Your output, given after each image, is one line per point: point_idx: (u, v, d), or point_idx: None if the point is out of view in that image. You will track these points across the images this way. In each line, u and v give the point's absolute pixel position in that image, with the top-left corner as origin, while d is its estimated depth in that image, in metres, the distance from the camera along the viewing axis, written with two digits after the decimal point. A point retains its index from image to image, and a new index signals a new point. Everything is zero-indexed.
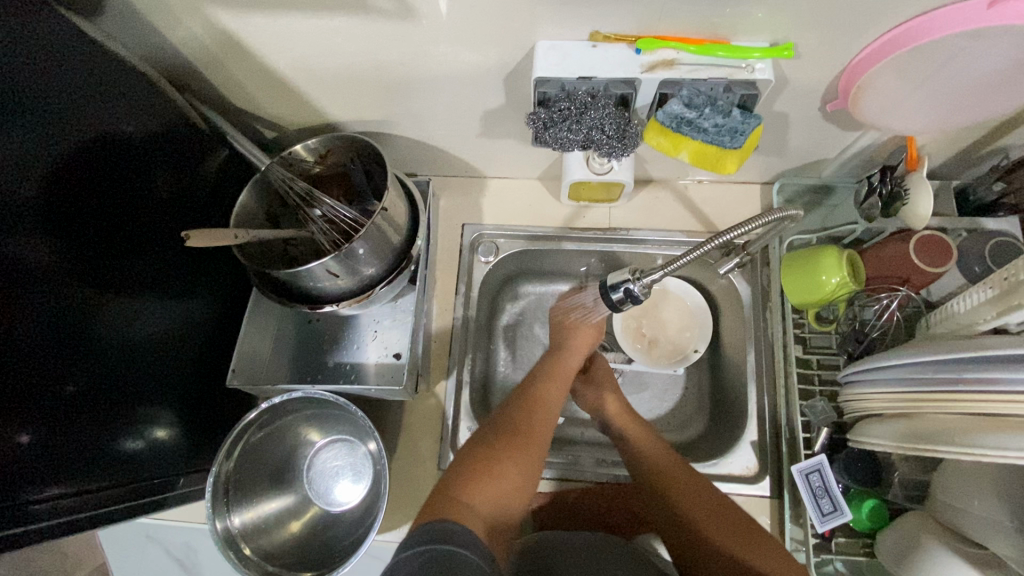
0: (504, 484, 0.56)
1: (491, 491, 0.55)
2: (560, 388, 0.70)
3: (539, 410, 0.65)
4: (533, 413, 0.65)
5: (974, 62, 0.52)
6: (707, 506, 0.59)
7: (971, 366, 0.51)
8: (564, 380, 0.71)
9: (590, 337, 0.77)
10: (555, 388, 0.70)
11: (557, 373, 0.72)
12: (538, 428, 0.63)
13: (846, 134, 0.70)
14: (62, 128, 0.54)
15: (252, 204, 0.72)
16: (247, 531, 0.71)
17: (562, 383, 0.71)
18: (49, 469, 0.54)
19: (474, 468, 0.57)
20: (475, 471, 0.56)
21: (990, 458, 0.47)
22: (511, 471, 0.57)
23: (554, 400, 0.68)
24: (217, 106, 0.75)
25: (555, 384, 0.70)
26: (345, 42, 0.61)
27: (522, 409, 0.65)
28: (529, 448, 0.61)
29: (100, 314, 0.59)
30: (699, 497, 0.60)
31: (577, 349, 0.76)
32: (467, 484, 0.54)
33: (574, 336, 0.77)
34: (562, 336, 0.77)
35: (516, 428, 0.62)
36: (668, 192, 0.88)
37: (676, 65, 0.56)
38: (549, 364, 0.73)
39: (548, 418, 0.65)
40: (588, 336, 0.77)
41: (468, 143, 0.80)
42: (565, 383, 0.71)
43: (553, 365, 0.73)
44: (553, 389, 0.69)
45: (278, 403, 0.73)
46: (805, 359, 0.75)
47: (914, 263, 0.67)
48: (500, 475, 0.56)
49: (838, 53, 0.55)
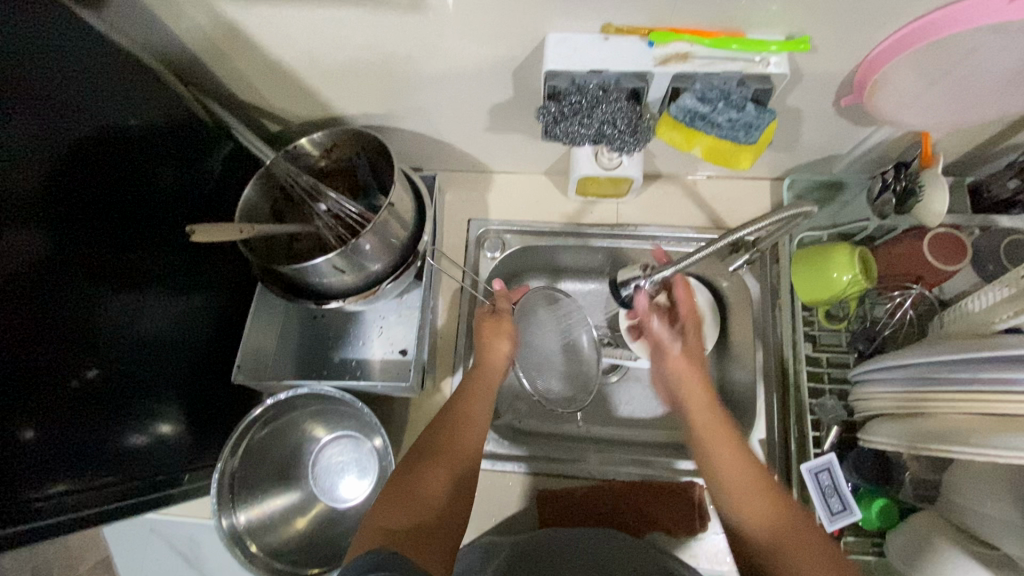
0: (429, 502, 0.54)
1: (417, 508, 0.53)
2: (481, 404, 0.66)
3: (462, 427, 0.63)
4: (450, 432, 0.62)
5: (994, 57, 0.51)
6: (778, 511, 0.53)
7: (986, 366, 0.51)
8: (485, 396, 0.67)
9: (511, 346, 0.72)
10: (476, 405, 0.66)
11: (474, 390, 0.67)
12: (456, 446, 0.61)
13: (859, 130, 0.69)
14: (65, 120, 0.53)
15: (258, 198, 0.71)
16: (253, 527, 0.71)
17: (483, 399, 0.67)
18: (52, 465, 0.54)
19: (400, 487, 0.55)
20: (404, 489, 0.55)
21: (1004, 459, 0.47)
22: (438, 488, 0.56)
23: (477, 416, 0.65)
24: (221, 99, 0.75)
25: (474, 400, 0.66)
26: (351, 34, 0.60)
27: (443, 429, 0.62)
28: (456, 462, 0.59)
29: (103, 310, 0.59)
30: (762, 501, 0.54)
31: (496, 354, 0.71)
32: (393, 505, 0.53)
33: (490, 347, 0.71)
34: (480, 349, 0.72)
35: (436, 449, 0.60)
36: (676, 187, 0.87)
37: (690, 59, 0.55)
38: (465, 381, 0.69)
39: (473, 435, 0.63)
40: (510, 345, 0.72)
41: (474, 137, 0.79)
42: (485, 397, 0.67)
43: (472, 382, 0.69)
44: (471, 407, 0.65)
45: (284, 400, 0.72)
46: (815, 357, 0.74)
47: (929, 261, 0.68)
48: (424, 492, 0.55)
49: (855, 46, 0.54)
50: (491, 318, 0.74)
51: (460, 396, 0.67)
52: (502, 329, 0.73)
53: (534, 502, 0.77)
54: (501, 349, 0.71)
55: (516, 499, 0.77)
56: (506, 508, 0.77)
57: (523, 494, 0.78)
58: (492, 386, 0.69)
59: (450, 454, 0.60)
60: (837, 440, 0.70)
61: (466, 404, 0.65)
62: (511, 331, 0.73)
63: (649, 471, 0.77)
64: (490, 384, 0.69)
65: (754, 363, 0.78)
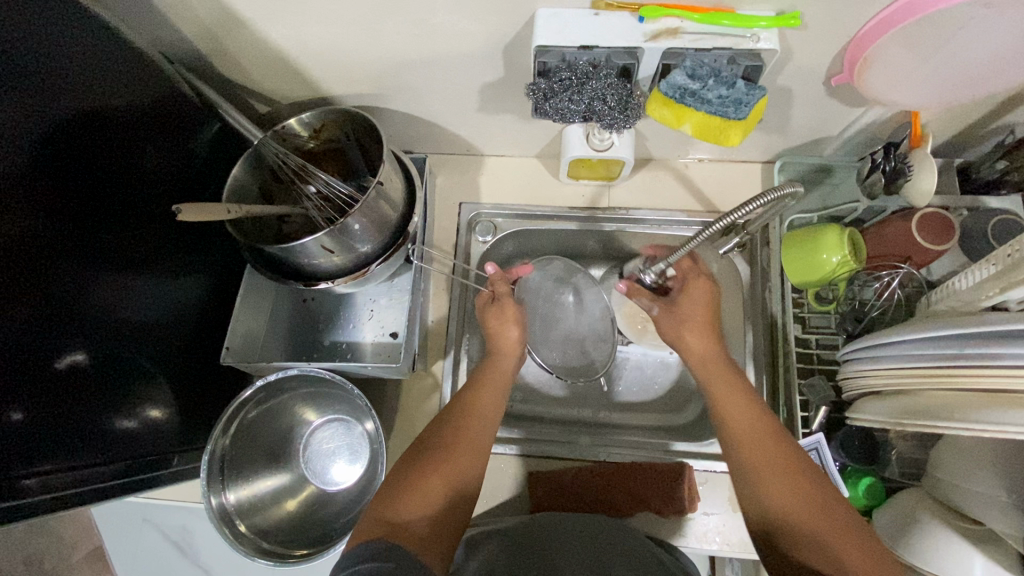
0: (429, 496, 0.54)
1: (417, 501, 0.53)
2: (496, 392, 0.67)
3: (469, 421, 0.62)
4: (457, 426, 0.62)
5: (983, 31, 0.50)
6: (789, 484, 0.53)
7: (972, 342, 0.51)
8: (498, 387, 0.67)
9: (521, 328, 0.72)
10: (489, 395, 0.66)
11: (488, 380, 0.68)
12: (462, 439, 0.60)
13: (849, 111, 0.69)
14: (50, 96, 0.52)
15: (246, 178, 0.70)
16: (242, 508, 0.71)
17: (498, 390, 0.67)
18: (40, 446, 0.53)
19: (402, 479, 0.56)
20: (402, 484, 0.55)
21: (991, 432, 0.47)
22: (439, 482, 0.56)
23: (489, 408, 0.64)
24: (207, 78, 0.73)
25: (486, 392, 0.66)
26: (337, 11, 0.59)
27: (450, 422, 0.62)
28: (460, 458, 0.58)
29: (89, 291, 0.58)
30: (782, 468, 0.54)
31: (508, 338, 0.71)
32: (394, 496, 0.54)
33: (501, 335, 0.72)
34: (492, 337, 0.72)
35: (440, 445, 0.59)
36: (667, 171, 0.87)
37: (680, 35, 0.54)
38: (480, 371, 0.69)
39: (481, 430, 0.62)
40: (518, 329, 0.72)
41: (465, 118, 0.79)
42: (499, 388, 0.67)
43: (485, 372, 0.69)
44: (483, 397, 0.65)
45: (274, 382, 0.72)
46: (804, 339, 0.75)
47: (916, 242, 0.67)
48: (426, 485, 0.55)
49: (845, 21, 0.54)
50: (491, 306, 0.73)
51: (472, 388, 0.67)
52: (506, 314, 0.72)
53: (526, 484, 0.77)
54: (511, 335, 0.71)
55: (508, 481, 0.78)
56: (498, 490, 0.77)
57: (515, 477, 0.78)
58: (504, 375, 0.69)
59: (455, 449, 0.59)
60: (826, 419, 0.71)
61: (479, 397, 0.65)
62: (516, 314, 0.72)
63: (641, 453, 0.78)
64: (507, 376, 0.69)
65: (745, 345, 0.79)
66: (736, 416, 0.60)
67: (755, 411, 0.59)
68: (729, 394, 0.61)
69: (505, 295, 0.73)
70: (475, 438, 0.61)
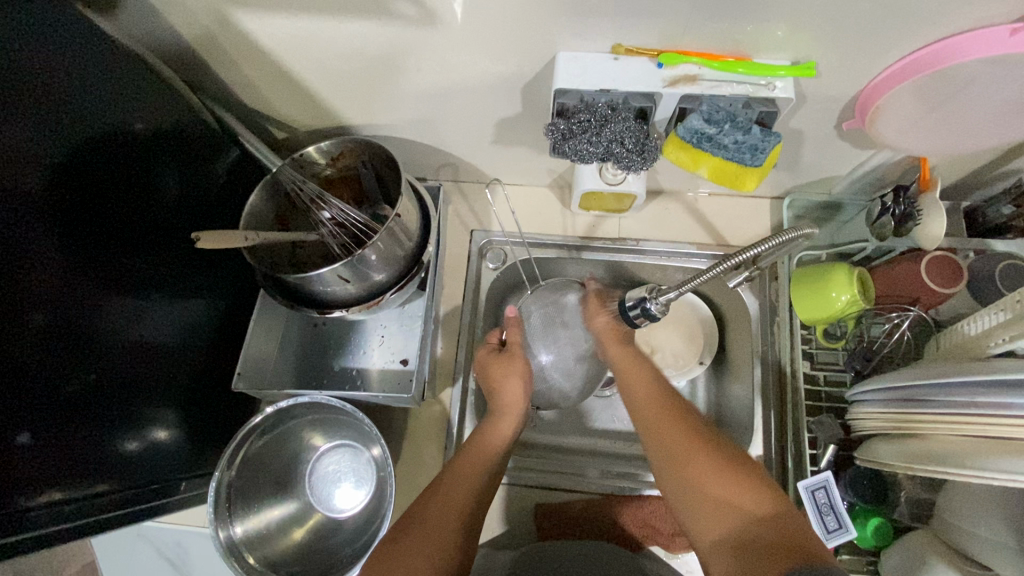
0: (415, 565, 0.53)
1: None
2: (489, 460, 0.65)
3: (452, 491, 0.60)
4: (446, 499, 0.60)
5: (991, 86, 0.52)
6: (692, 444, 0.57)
7: (981, 389, 0.51)
8: (489, 455, 0.65)
9: (524, 384, 0.70)
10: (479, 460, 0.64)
11: (481, 448, 0.66)
12: (449, 512, 0.58)
13: (858, 153, 0.70)
14: (67, 121, 0.53)
15: (262, 205, 0.70)
16: (250, 538, 0.70)
17: (491, 454, 0.66)
18: (47, 472, 0.53)
19: (388, 556, 0.55)
20: (387, 558, 0.55)
21: (1002, 480, 0.47)
22: (424, 555, 0.54)
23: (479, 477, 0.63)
24: (228, 105, 0.75)
25: (477, 458, 0.64)
26: (361, 48, 0.61)
27: (436, 495, 0.60)
28: (444, 533, 0.56)
29: (100, 316, 0.58)
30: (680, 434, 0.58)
31: (511, 391, 0.70)
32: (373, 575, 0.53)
33: (506, 390, 0.70)
34: (495, 394, 0.71)
35: (426, 515, 0.58)
36: (678, 204, 0.88)
37: (699, 81, 0.56)
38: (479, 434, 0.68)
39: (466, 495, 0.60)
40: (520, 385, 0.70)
41: (480, 150, 0.80)
42: (492, 454, 0.66)
43: (481, 437, 0.67)
44: (469, 469, 0.63)
45: (284, 408, 0.72)
46: (812, 375, 0.75)
47: (924, 282, 0.69)
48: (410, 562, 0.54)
49: (858, 74, 0.56)
50: (496, 356, 0.72)
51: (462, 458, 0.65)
52: (512, 367, 0.70)
53: (531, 515, 0.77)
54: (514, 389, 0.70)
55: (513, 511, 0.77)
56: (502, 520, 0.77)
57: (520, 507, 0.77)
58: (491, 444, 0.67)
59: (440, 519, 0.57)
60: (834, 457, 0.71)
61: (467, 467, 0.63)
62: (523, 370, 0.70)
63: (647, 486, 0.77)
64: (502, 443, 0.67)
65: (753, 380, 0.79)
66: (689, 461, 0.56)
67: (655, 394, 0.64)
68: (640, 379, 0.66)
69: (515, 346, 0.72)
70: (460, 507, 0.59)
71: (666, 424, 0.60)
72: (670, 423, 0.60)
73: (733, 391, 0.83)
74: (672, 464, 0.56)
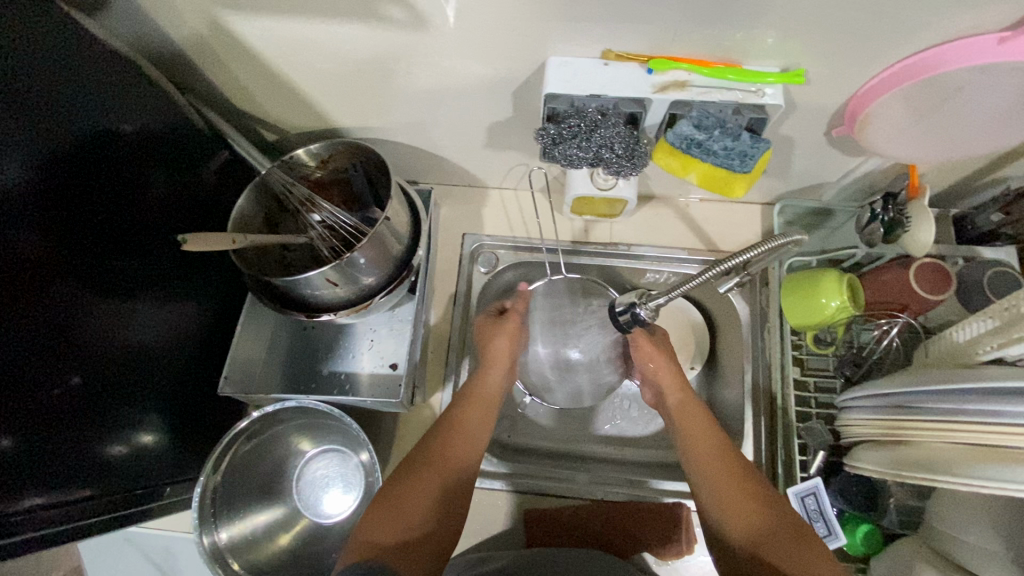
0: (418, 506, 0.55)
1: (403, 516, 0.54)
2: (484, 413, 0.66)
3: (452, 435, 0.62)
4: (446, 446, 0.61)
5: (980, 96, 0.53)
6: (731, 467, 0.59)
7: (971, 397, 0.51)
8: (487, 404, 0.67)
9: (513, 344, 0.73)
10: (477, 411, 0.66)
11: (478, 395, 0.68)
12: (450, 460, 0.60)
13: (848, 160, 0.70)
14: (52, 121, 0.52)
15: (251, 208, 0.70)
16: (234, 544, 0.69)
17: (488, 406, 0.67)
18: (30, 478, 0.52)
19: (388, 497, 0.56)
20: (388, 499, 0.55)
21: (991, 488, 0.47)
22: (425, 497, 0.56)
23: (476, 426, 0.65)
24: (217, 106, 0.74)
25: (475, 409, 0.66)
26: (351, 50, 0.60)
27: (437, 437, 0.62)
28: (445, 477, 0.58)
29: (84, 318, 0.57)
30: (729, 464, 0.59)
31: (499, 351, 0.72)
32: (376, 514, 0.54)
33: (496, 348, 0.72)
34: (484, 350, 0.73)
35: (428, 458, 0.59)
36: (670, 209, 0.88)
37: (688, 87, 0.56)
38: (471, 383, 0.70)
39: (466, 445, 0.62)
40: (510, 345, 0.72)
41: (471, 153, 0.80)
42: (487, 402, 0.68)
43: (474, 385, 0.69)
44: (470, 417, 0.65)
45: (271, 412, 0.72)
46: (802, 381, 0.75)
47: (914, 291, 0.68)
48: (411, 503, 0.55)
49: (847, 82, 0.56)
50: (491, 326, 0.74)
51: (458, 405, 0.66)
52: (507, 328, 0.73)
53: (521, 520, 0.77)
54: (503, 348, 0.72)
55: (505, 516, 0.77)
56: (493, 525, 0.77)
57: (511, 512, 0.77)
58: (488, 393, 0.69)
59: (440, 467, 0.59)
60: (824, 464, 0.71)
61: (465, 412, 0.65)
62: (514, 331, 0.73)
63: (637, 491, 0.77)
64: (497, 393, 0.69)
65: (743, 384, 0.79)
66: (722, 472, 0.58)
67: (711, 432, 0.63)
68: (694, 424, 0.65)
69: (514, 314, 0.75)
70: (458, 456, 0.60)
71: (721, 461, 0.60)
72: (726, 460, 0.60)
73: (724, 396, 0.83)
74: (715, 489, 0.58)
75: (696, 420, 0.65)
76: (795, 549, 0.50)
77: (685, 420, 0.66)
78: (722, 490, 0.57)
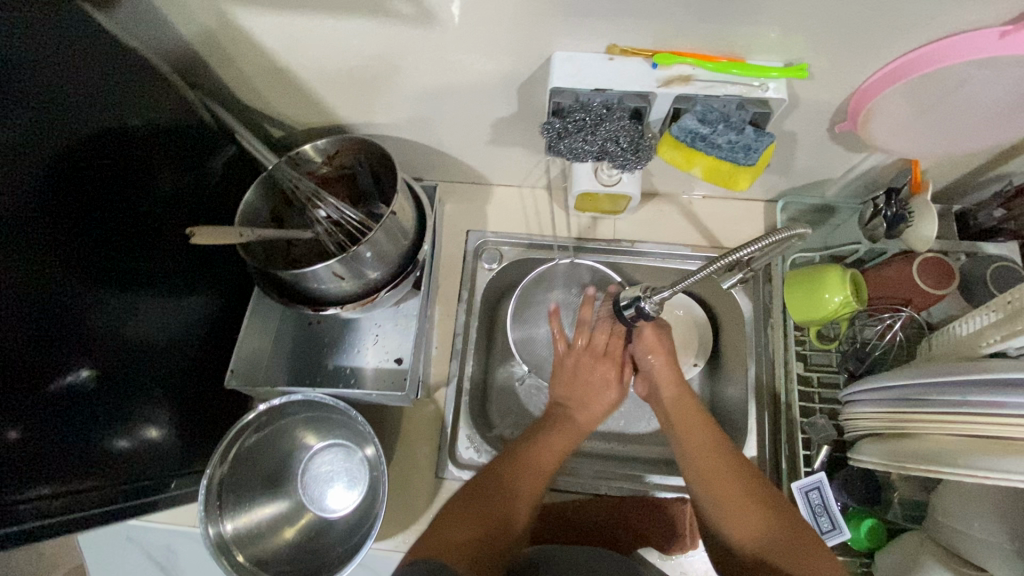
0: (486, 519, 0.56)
1: (467, 521, 0.56)
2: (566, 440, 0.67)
3: (534, 470, 0.63)
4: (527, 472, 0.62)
5: (981, 91, 0.53)
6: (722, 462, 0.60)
7: (973, 388, 0.51)
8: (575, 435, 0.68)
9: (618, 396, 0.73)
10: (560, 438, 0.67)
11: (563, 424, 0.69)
12: (526, 485, 0.61)
13: (851, 155, 0.71)
14: (62, 114, 0.52)
15: (258, 202, 0.70)
16: (239, 536, 0.70)
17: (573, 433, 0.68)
18: (36, 468, 0.52)
19: (458, 506, 0.58)
20: (457, 508, 0.58)
21: (993, 479, 0.47)
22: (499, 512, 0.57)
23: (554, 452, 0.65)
24: (225, 102, 0.75)
25: (563, 436, 0.67)
26: (357, 46, 0.61)
27: (513, 463, 0.63)
28: (513, 503, 0.59)
29: (91, 310, 0.57)
30: (717, 460, 0.60)
31: (599, 397, 0.73)
32: (445, 520, 0.57)
33: (587, 382, 0.73)
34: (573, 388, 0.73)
35: (501, 479, 0.61)
36: (673, 207, 0.88)
37: (692, 81, 0.57)
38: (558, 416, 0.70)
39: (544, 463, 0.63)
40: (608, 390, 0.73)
41: (476, 150, 0.80)
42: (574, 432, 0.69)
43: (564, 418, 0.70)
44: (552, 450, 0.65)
45: (276, 406, 0.72)
46: (806, 376, 0.75)
47: (916, 285, 0.69)
48: (479, 514, 0.57)
49: (849, 77, 0.57)
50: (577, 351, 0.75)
51: (541, 439, 0.66)
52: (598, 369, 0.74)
53: None
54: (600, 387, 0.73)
55: None
56: None
57: None
58: (583, 429, 0.70)
59: (508, 486, 0.60)
60: (828, 458, 0.71)
61: (556, 441, 0.66)
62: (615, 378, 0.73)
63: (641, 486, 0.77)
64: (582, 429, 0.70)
65: (747, 379, 0.79)
66: (714, 471, 0.59)
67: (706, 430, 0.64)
68: (691, 425, 0.65)
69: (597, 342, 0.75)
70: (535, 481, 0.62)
71: (712, 458, 0.61)
72: (716, 457, 0.61)
73: (727, 392, 0.83)
74: (708, 487, 0.59)
75: (694, 418, 0.66)
76: (803, 553, 0.52)
77: (681, 419, 0.67)
78: (714, 490, 0.58)
